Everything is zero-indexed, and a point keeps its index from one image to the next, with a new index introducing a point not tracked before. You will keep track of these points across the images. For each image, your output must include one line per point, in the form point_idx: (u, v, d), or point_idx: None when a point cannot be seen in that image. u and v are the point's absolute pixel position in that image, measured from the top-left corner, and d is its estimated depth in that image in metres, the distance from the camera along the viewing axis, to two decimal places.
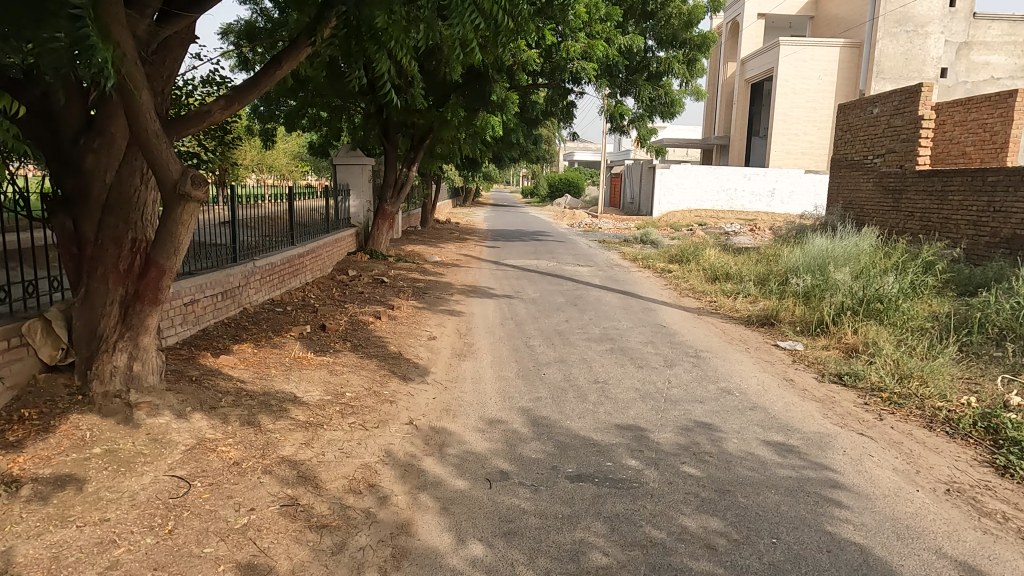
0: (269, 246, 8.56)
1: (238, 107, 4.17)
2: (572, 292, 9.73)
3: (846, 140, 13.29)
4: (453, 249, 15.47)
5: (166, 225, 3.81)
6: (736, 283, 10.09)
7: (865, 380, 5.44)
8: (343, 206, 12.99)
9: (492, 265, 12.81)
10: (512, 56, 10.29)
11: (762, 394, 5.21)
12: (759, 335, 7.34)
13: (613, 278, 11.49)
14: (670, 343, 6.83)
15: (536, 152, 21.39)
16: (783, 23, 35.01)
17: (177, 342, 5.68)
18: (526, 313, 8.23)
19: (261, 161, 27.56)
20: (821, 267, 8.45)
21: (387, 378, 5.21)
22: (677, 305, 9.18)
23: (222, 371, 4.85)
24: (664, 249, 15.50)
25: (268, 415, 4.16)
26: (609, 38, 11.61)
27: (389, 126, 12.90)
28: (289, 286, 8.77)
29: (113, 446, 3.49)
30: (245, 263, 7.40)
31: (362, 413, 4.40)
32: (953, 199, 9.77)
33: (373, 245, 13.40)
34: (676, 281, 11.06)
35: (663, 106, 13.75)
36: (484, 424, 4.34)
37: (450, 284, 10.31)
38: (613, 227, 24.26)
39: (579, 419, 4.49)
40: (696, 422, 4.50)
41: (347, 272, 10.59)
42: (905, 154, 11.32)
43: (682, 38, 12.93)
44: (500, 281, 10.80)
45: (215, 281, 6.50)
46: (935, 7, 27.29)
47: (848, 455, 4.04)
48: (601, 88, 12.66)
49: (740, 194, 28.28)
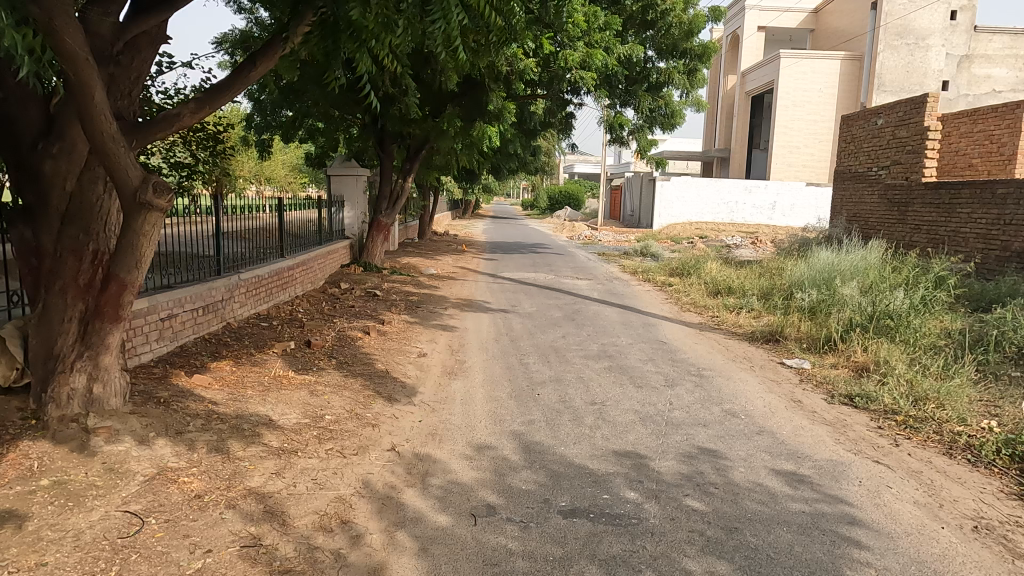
0: (258, 258, 8.32)
1: (212, 111, 3.91)
2: (570, 307, 9.44)
3: (849, 151, 13.03)
4: (450, 261, 15.19)
5: (126, 235, 3.46)
6: (739, 296, 9.84)
7: (878, 403, 5.17)
8: (337, 216, 12.75)
9: (490, 278, 12.53)
10: (509, 64, 10.12)
11: (769, 417, 4.92)
12: (764, 352, 7.05)
13: (613, 292, 11.22)
14: (672, 361, 6.52)
15: (535, 164, 21.21)
16: (783, 36, 34.97)
17: (151, 359, 5.39)
18: (522, 328, 7.94)
19: (258, 173, 27.61)
20: (828, 282, 8.27)
21: (372, 399, 4.91)
22: (678, 320, 8.91)
23: (194, 392, 4.53)
24: (664, 262, 15.30)
25: (239, 440, 3.86)
26: (608, 46, 11.40)
27: (384, 137, 12.73)
28: (277, 299, 8.49)
29: (63, 477, 3.20)
30: (229, 277, 7.15)
31: (341, 438, 4.10)
32: (961, 211, 9.54)
33: (368, 257, 13.03)
34: (677, 294, 10.80)
35: (664, 118, 13.62)
36: (472, 451, 4.04)
37: (444, 298, 10.01)
38: (613, 239, 24.00)
39: (574, 445, 4.19)
40: (700, 448, 4.19)
41: (339, 286, 10.33)
42: (911, 166, 11.04)
43: (682, 48, 12.71)
44: (496, 294, 10.52)
45: (195, 294, 6.26)
46: (935, 19, 27.32)
47: (864, 486, 3.74)
48: (601, 97, 12.47)
49: (742, 207, 28.01)
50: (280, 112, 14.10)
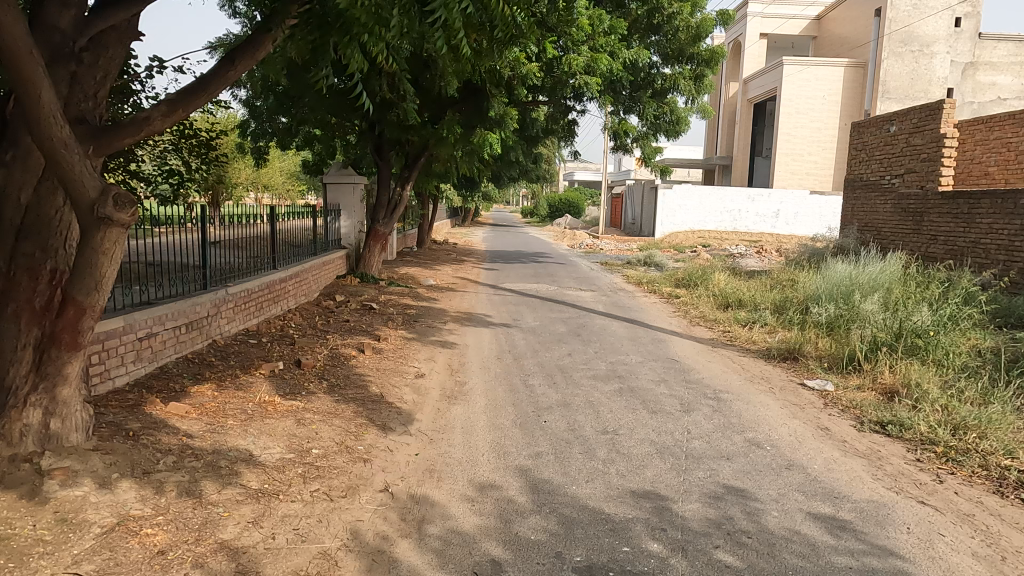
0: (247, 270, 7.91)
1: (185, 114, 3.53)
2: (574, 321, 9.04)
3: (860, 159, 12.67)
4: (450, 271, 14.80)
5: (83, 253, 3.08)
6: (751, 310, 9.44)
7: (913, 431, 4.77)
8: (333, 226, 12.36)
9: (490, 289, 12.14)
10: (511, 68, 9.76)
11: (797, 448, 4.51)
12: (782, 372, 6.65)
13: (618, 304, 10.82)
14: (685, 382, 6.12)
15: (536, 172, 20.85)
16: (786, 44, 34.69)
17: (127, 383, 4.99)
18: (525, 345, 7.54)
19: (255, 180, 27.22)
20: (846, 296, 7.94)
21: (364, 428, 4.50)
22: (688, 335, 8.52)
23: (169, 422, 4.12)
24: (668, 272, 14.91)
25: (214, 481, 3.46)
26: (613, 51, 11.01)
27: (382, 144, 12.39)
28: (268, 313, 8.08)
29: (6, 532, 2.79)
30: (216, 291, 6.77)
31: (329, 477, 3.69)
32: (981, 222, 9.17)
33: (364, 267, 12.63)
34: (685, 307, 10.41)
35: (669, 125, 13.48)
36: (474, 491, 3.64)
37: (443, 311, 9.62)
38: (614, 248, 23.62)
39: (587, 483, 3.78)
40: (726, 488, 3.79)
41: (334, 298, 9.93)
42: (926, 175, 10.69)
43: (689, 53, 12.38)
44: (497, 307, 10.13)
45: (177, 310, 5.87)
46: (939, 26, 27.13)
47: (914, 534, 3.33)
48: (604, 104, 12.14)
49: (745, 215, 27.64)
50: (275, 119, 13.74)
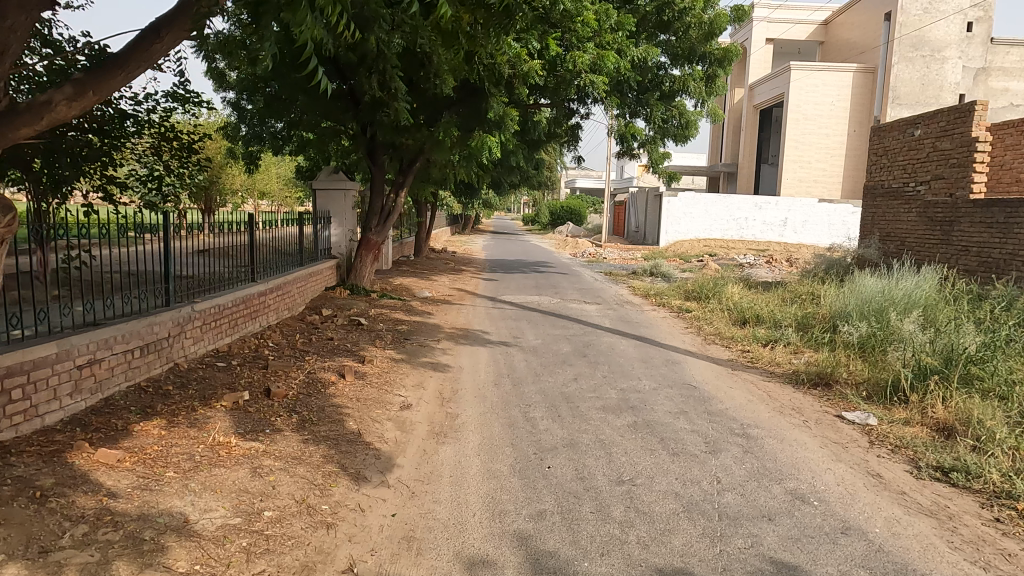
0: (218, 284, 7.17)
1: (98, 94, 3.49)
2: (579, 338, 8.32)
3: (882, 165, 11.96)
4: (447, 282, 14.11)
5: None
6: (771, 327, 8.72)
7: (983, 480, 4.05)
8: (322, 234, 11.65)
9: (489, 302, 11.43)
10: (511, 66, 9.08)
11: (849, 504, 3.78)
12: (815, 401, 5.93)
13: (625, 319, 10.11)
14: (708, 415, 5.38)
15: (538, 178, 20.20)
16: (792, 48, 34.18)
17: (60, 421, 4.28)
18: (526, 367, 6.82)
19: (251, 187, 26.71)
20: (881, 315, 7.25)
21: (333, 479, 3.77)
22: (704, 355, 7.79)
23: (93, 475, 3.39)
24: (676, 284, 14.18)
25: (131, 561, 2.73)
26: (621, 48, 10.34)
27: (376, 147, 11.69)
28: (243, 331, 7.34)
29: None
30: (180, 308, 6.05)
31: (278, 553, 2.95)
32: (1019, 233, 8.48)
33: (355, 278, 11.93)
34: (698, 323, 9.69)
35: (677, 129, 12.90)
36: (461, 571, 2.91)
37: (437, 327, 8.90)
38: (619, 257, 22.92)
39: (601, 558, 3.05)
40: (774, 564, 3.06)
41: (320, 312, 9.21)
42: (956, 182, 9.99)
43: (700, 52, 11.72)
44: (496, 322, 9.41)
45: (131, 331, 5.16)
46: (951, 31, 26.48)
47: None
48: (611, 105, 11.49)
49: (751, 223, 26.93)
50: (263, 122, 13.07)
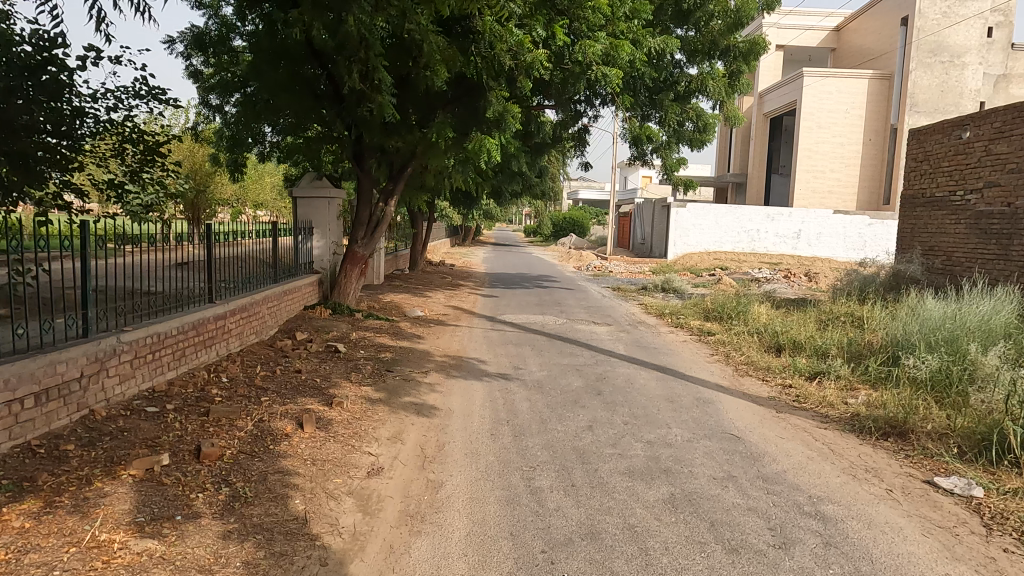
0: (162, 307, 5.98)
1: None
2: (591, 370, 7.13)
3: (922, 171, 10.81)
4: (442, 299, 12.95)
5: None
6: (812, 355, 7.55)
7: None
8: (302, 246, 10.48)
9: (487, 323, 10.26)
10: (512, 55, 7.94)
11: None
12: (892, 459, 4.74)
13: (641, 344, 8.93)
14: (763, 483, 4.18)
15: (540, 187, 19.10)
16: (803, 56, 33.17)
17: None
18: (529, 409, 5.62)
19: (243, 196, 25.73)
20: (954, 346, 6.08)
21: None
22: (739, 391, 6.62)
23: None
24: (692, 301, 13.00)
25: None
26: (636, 39, 9.23)
27: (362, 151, 10.52)
28: (192, 362, 6.14)
29: None
30: (102, 340, 4.85)
31: None
32: None
33: (339, 295, 10.74)
34: (725, 349, 8.52)
35: (694, 133, 11.89)
36: None
37: (426, 354, 7.72)
38: (625, 270, 21.75)
39: None
40: None
41: (293, 337, 8.04)
42: (1015, 189, 8.81)
43: (722, 46, 10.68)
44: (494, 348, 8.23)
45: (21, 374, 3.97)
46: (971, 35, 25.46)
47: None
48: (623, 105, 10.37)
49: (763, 236, 25.78)
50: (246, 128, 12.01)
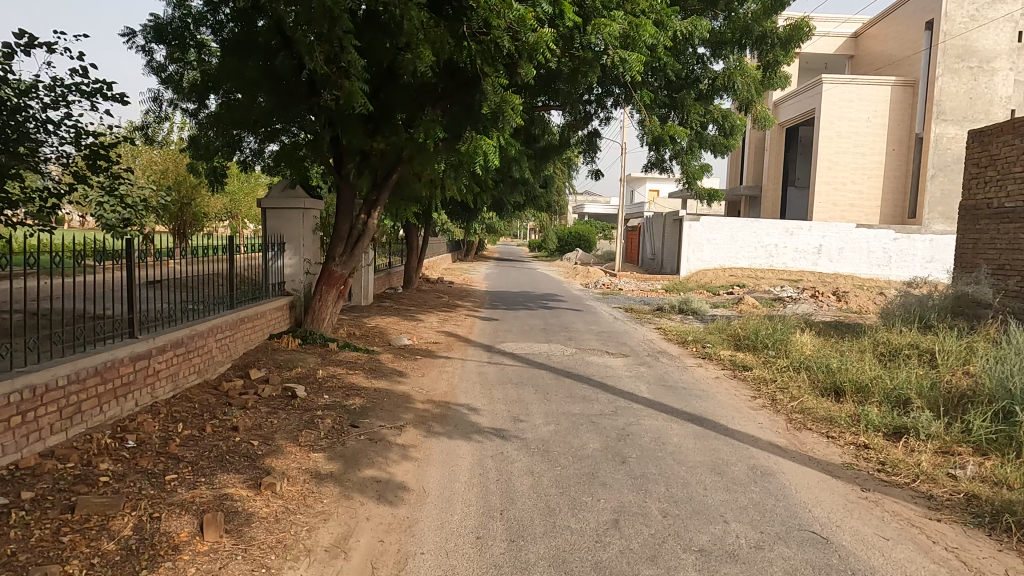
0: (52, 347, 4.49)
1: None
2: (609, 422, 5.66)
3: (987, 178, 9.38)
4: (435, 323, 11.51)
5: None
6: (883, 402, 6.06)
7: None
8: (271, 265, 9.06)
9: (484, 354, 8.80)
10: (513, 32, 6.52)
11: None
12: None
13: (666, 381, 7.45)
14: None
15: (545, 199, 17.70)
16: (818, 63, 31.93)
17: None
18: (532, 489, 4.15)
19: (233, 210, 24.46)
20: None
21: None
22: (802, 454, 5.14)
23: None
24: (717, 325, 11.51)
25: None
26: (660, 20, 7.83)
27: (341, 154, 9.12)
28: (90, 420, 4.65)
29: None
30: None
31: None
32: None
33: (313, 321, 9.30)
34: (769, 389, 7.03)
35: (718, 137, 10.36)
36: None
37: (404, 400, 6.26)
38: (636, 288, 20.29)
39: None
40: None
41: (246, 376, 6.59)
42: None
43: (753, 35, 9.31)
44: (488, 389, 6.76)
45: None
46: (1000, 39, 24.14)
47: None
48: (640, 102, 9.00)
49: (782, 251, 24.27)
50: (225, 140, 10.60)
